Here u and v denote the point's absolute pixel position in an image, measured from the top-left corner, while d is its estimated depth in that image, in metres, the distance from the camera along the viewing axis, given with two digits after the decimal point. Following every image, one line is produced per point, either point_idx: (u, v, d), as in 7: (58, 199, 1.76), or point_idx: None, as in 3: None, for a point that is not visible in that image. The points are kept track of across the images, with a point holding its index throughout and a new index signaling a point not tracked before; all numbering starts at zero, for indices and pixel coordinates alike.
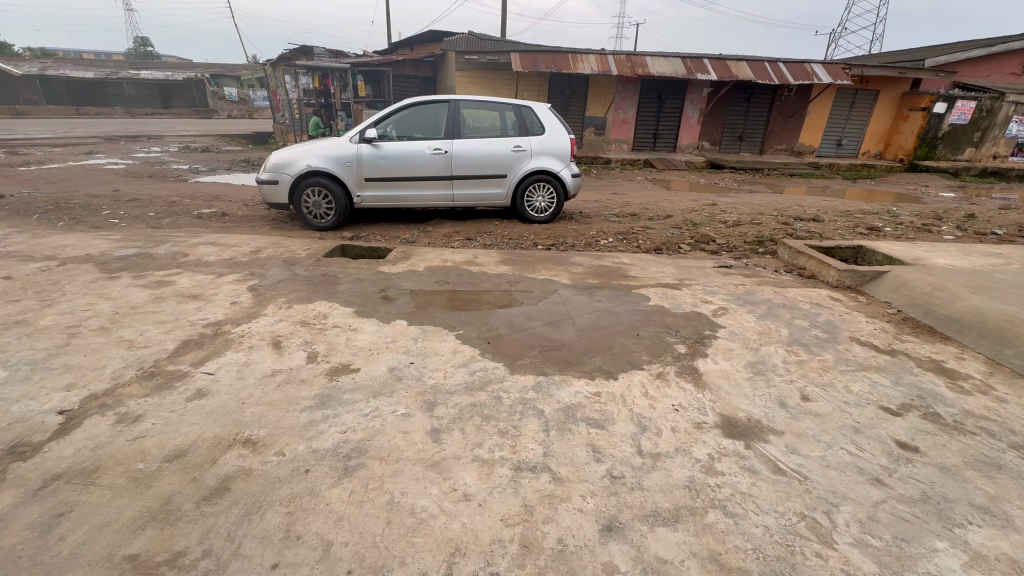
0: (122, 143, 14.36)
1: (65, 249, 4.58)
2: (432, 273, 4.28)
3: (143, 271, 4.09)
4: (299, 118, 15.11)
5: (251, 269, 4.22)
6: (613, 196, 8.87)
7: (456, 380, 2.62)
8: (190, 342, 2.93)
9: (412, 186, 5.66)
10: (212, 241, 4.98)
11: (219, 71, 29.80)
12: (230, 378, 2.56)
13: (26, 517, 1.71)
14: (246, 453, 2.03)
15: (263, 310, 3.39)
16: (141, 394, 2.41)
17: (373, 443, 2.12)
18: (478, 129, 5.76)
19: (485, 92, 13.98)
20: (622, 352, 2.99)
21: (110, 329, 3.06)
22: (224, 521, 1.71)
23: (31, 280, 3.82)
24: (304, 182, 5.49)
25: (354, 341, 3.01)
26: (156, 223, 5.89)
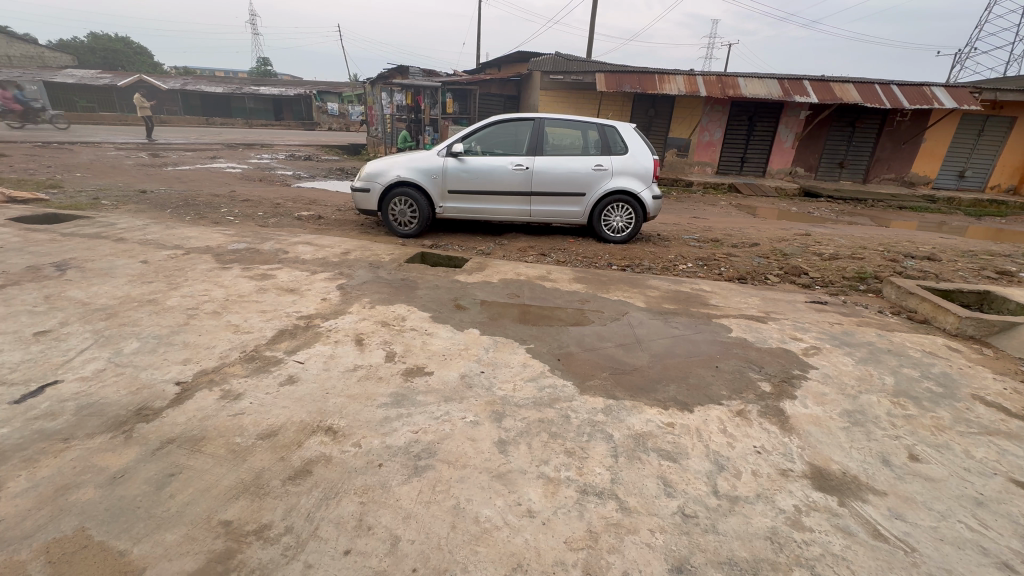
0: (240, 150, 16.21)
1: (190, 240, 5.23)
2: (505, 285, 4.36)
3: (250, 264, 4.55)
4: (390, 132, 16.14)
5: (340, 268, 4.55)
6: (695, 220, 8.54)
7: (525, 394, 2.63)
8: (286, 332, 3.20)
9: (491, 200, 5.83)
10: (308, 241, 5.44)
11: (325, 88, 33.19)
12: (317, 368, 2.76)
13: (145, 472, 1.94)
14: (328, 440, 2.17)
15: (348, 308, 3.63)
16: (242, 374, 2.67)
17: (442, 446, 2.18)
18: (559, 147, 5.83)
19: (567, 111, 14.15)
20: (698, 383, 2.84)
21: (220, 313, 3.43)
22: (305, 502, 1.83)
23: (162, 265, 4.39)
24: (393, 192, 5.84)
25: (429, 345, 3.13)
26: (263, 222, 6.55)
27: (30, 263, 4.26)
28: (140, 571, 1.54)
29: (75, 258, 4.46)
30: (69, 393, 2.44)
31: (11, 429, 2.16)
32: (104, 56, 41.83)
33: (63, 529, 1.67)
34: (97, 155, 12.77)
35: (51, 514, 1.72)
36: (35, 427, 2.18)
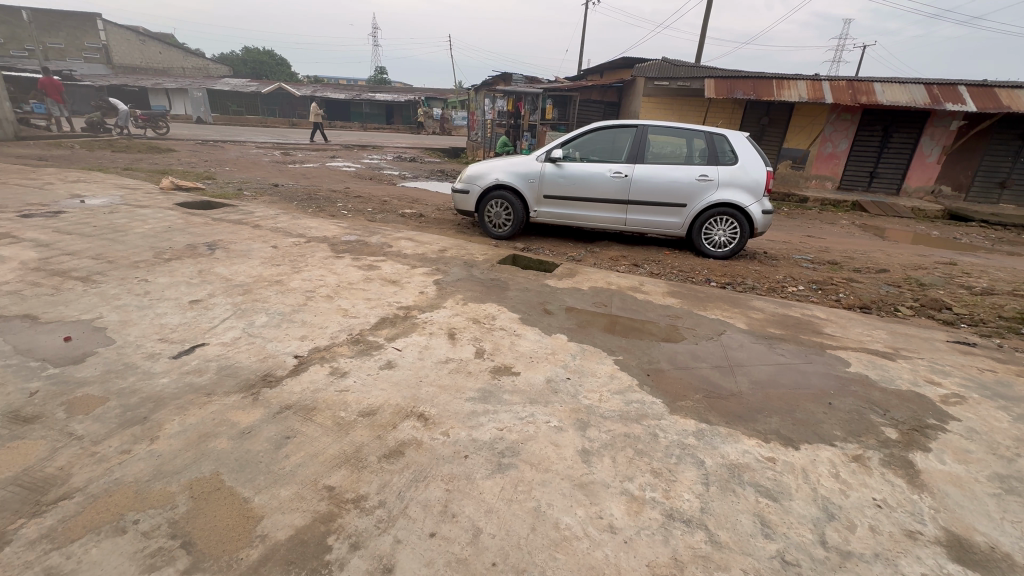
0: (356, 151, 17.79)
1: (311, 230, 5.83)
2: (595, 293, 4.30)
3: (359, 255, 4.96)
4: (490, 136, 16.67)
5: (437, 264, 4.79)
6: (809, 239, 7.76)
7: (611, 407, 2.57)
8: (386, 320, 3.44)
9: (586, 207, 5.78)
10: (410, 237, 5.81)
11: (433, 95, 35.47)
12: (412, 356, 2.93)
13: (266, 432, 2.19)
14: (419, 426, 2.29)
15: (443, 303, 3.81)
16: (348, 355, 2.92)
17: (526, 447, 2.20)
18: (662, 155, 5.62)
19: (670, 119, 13.63)
20: (806, 419, 2.57)
21: (333, 298, 3.78)
22: (397, 480, 1.96)
23: (289, 251, 4.95)
24: (490, 194, 6.02)
25: (517, 346, 3.18)
26: (372, 217, 7.13)
27: (189, 242, 5.03)
28: (259, 518, 1.74)
29: (222, 240, 5.18)
30: (213, 355, 2.84)
31: (169, 380, 2.56)
32: (253, 67, 48.52)
33: (202, 471, 1.94)
34: (242, 152, 14.74)
35: (195, 456, 2.02)
36: (186, 380, 2.57)
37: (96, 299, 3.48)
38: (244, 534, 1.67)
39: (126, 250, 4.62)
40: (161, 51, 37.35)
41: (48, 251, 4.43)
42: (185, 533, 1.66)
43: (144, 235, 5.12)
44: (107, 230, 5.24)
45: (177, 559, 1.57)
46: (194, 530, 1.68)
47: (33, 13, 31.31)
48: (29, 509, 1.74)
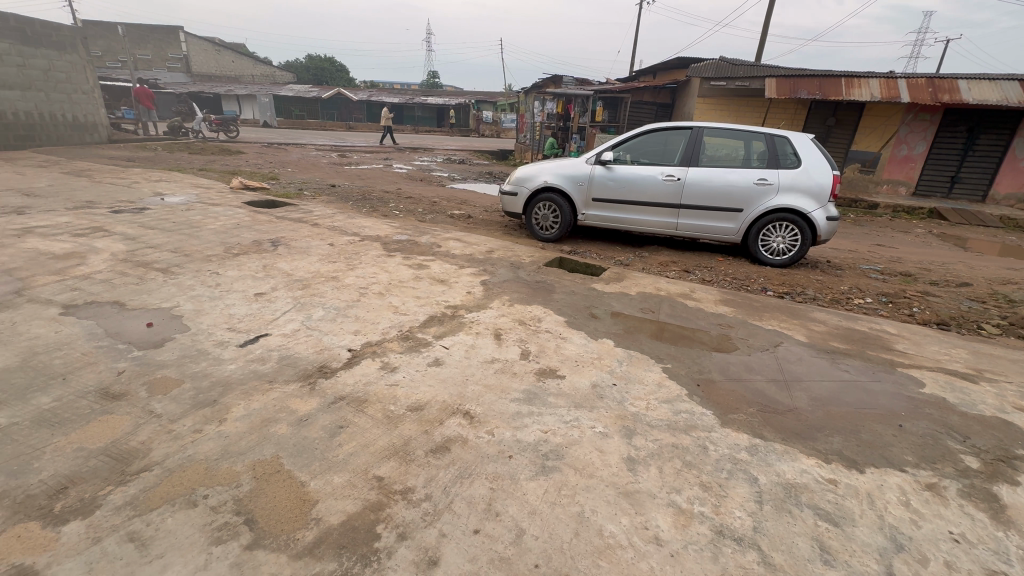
0: (408, 153, 18.33)
1: (365, 229, 6.07)
2: (643, 299, 4.21)
3: (410, 254, 5.11)
4: (538, 138, 16.70)
5: (484, 265, 4.86)
6: (878, 248, 7.24)
7: (658, 415, 2.51)
8: (435, 318, 3.52)
9: (636, 210, 5.67)
10: (459, 238, 5.92)
11: (483, 98, 36.17)
12: (459, 355, 2.99)
13: (322, 420, 2.31)
14: (465, 423, 2.33)
15: (490, 303, 3.86)
16: (398, 350, 3.02)
17: (570, 451, 2.19)
18: (718, 158, 5.43)
19: (726, 120, 13.13)
20: (873, 441, 2.40)
21: (384, 295, 3.91)
22: (444, 475, 2.00)
23: (344, 248, 5.17)
24: (538, 196, 6.03)
25: (563, 349, 3.17)
26: (422, 217, 7.32)
27: (255, 238, 5.36)
28: (314, 502, 1.83)
29: (284, 236, 5.49)
30: (274, 345, 3.02)
31: (235, 366, 2.75)
32: (314, 73, 51.19)
33: (264, 453, 2.07)
34: (303, 154, 15.56)
35: (258, 439, 2.16)
36: (250, 368, 2.74)
37: (174, 289, 3.78)
38: (300, 516, 1.77)
39: (199, 244, 4.99)
40: (234, 60, 40.14)
41: (134, 244, 4.86)
42: (248, 510, 1.78)
43: (215, 231, 5.51)
44: (184, 226, 5.68)
45: (241, 534, 1.68)
46: (256, 508, 1.79)
47: (127, 27, 34.55)
48: (116, 477, 1.92)
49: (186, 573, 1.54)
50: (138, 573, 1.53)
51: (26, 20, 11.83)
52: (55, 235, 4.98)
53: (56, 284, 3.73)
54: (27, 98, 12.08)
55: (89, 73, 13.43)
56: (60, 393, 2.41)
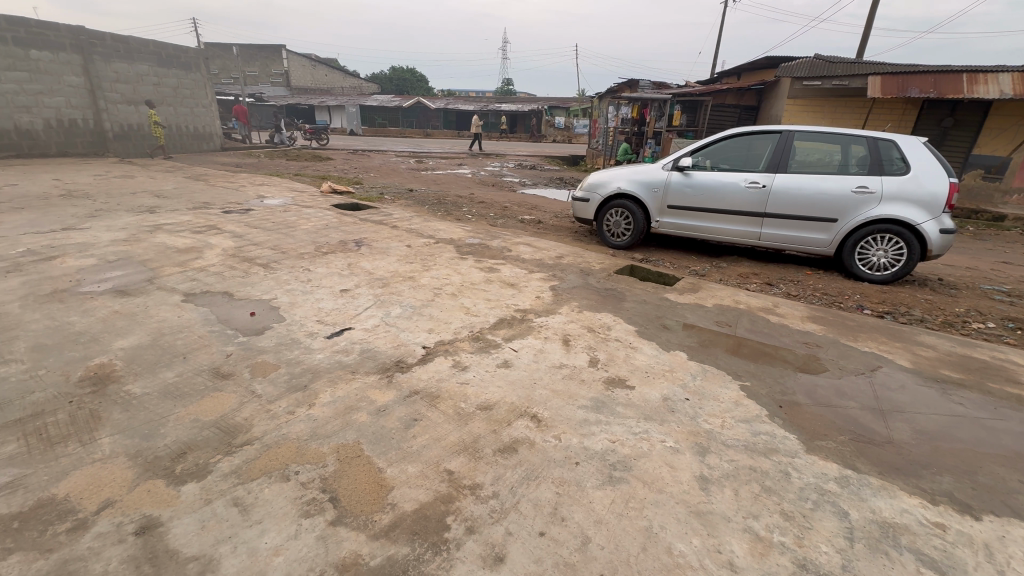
0: (481, 159, 18.85)
1: (440, 232, 6.33)
2: (720, 311, 4.01)
3: (481, 257, 5.25)
4: (611, 144, 16.45)
5: (554, 270, 4.87)
6: (1003, 266, 6.35)
7: (735, 435, 2.38)
8: (504, 321, 3.60)
9: (714, 218, 5.41)
10: (529, 243, 5.99)
11: (556, 104, 36.37)
12: (527, 358, 3.03)
13: (398, 412, 2.44)
14: (532, 426, 2.36)
15: (559, 309, 3.87)
16: (469, 350, 3.12)
17: (639, 463, 2.14)
18: (810, 163, 5.06)
19: (820, 122, 12.14)
20: (993, 485, 2.11)
21: (457, 296, 4.06)
22: (512, 475, 2.04)
23: (420, 250, 5.43)
24: (611, 203, 5.95)
25: (633, 359, 3.10)
26: (493, 222, 7.49)
27: (341, 238, 5.78)
28: (390, 488, 1.95)
29: (367, 237, 5.87)
30: (357, 338, 3.24)
31: (322, 356, 2.98)
32: (397, 84, 54.31)
33: (347, 438, 2.23)
34: (384, 160, 16.52)
35: (341, 424, 2.33)
36: (335, 358, 2.97)
37: (273, 283, 4.18)
38: (377, 500, 1.88)
39: (294, 243, 5.47)
40: (327, 74, 43.60)
41: (240, 241, 5.43)
42: (333, 489, 1.93)
43: (307, 231, 6.02)
44: (281, 225, 6.26)
45: (326, 510, 1.83)
46: (339, 488, 1.94)
47: (240, 47, 38.80)
48: (223, 447, 2.16)
49: (280, 540, 1.70)
50: (240, 535, 1.72)
51: (162, 45, 13.68)
52: (178, 231, 5.70)
53: (179, 274, 4.28)
54: (160, 112, 13.95)
55: (208, 89, 15.30)
56: (181, 369, 2.76)
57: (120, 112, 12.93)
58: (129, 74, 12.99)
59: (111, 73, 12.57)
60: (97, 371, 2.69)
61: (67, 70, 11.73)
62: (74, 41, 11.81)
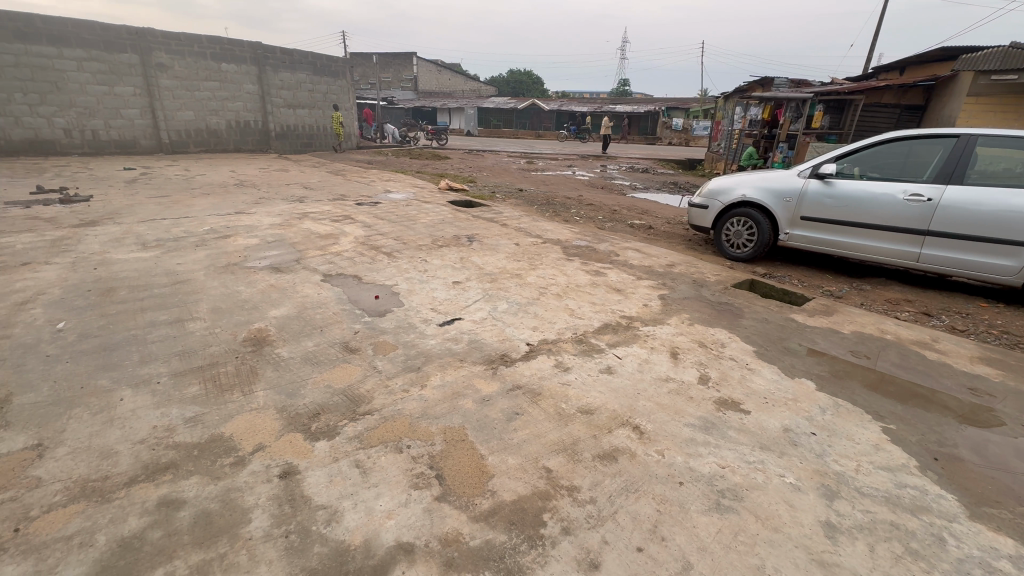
0: (591, 160, 18.67)
1: (547, 233, 6.40)
2: (859, 340, 3.53)
3: (588, 260, 5.21)
4: (736, 148, 15.26)
5: (664, 279, 4.66)
6: None
7: (872, 483, 2.08)
8: (609, 326, 3.53)
9: (860, 234, 4.75)
10: (638, 248, 5.79)
11: (674, 105, 34.86)
12: (632, 367, 2.94)
13: (501, 404, 2.53)
14: (634, 437, 2.29)
15: (667, 319, 3.69)
16: (572, 352, 3.12)
17: (751, 495, 1.97)
18: (995, 175, 4.22)
19: (1011, 125, 10.04)
20: None
21: (562, 297, 4.08)
22: (610, 484, 2.00)
23: (528, 249, 5.54)
24: (733, 211, 5.51)
25: (750, 382, 2.86)
26: (602, 225, 7.38)
27: (455, 233, 6.12)
28: (491, 475, 2.03)
29: (478, 234, 6.15)
30: (466, 329, 3.41)
31: (434, 342, 3.19)
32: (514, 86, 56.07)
33: (453, 422, 2.37)
34: (497, 160, 17.15)
35: (449, 408, 2.48)
36: (446, 345, 3.16)
37: (394, 271, 4.57)
38: (479, 484, 1.98)
39: (414, 235, 5.92)
40: (451, 78, 46.48)
41: (370, 231, 6.02)
42: (440, 468, 2.06)
43: (426, 225, 6.47)
44: (404, 218, 6.82)
45: (432, 486, 1.96)
46: (446, 467, 2.06)
47: (379, 56, 42.95)
48: (349, 413, 2.43)
49: (393, 505, 1.86)
50: (360, 494, 1.92)
51: (318, 56, 15.62)
52: (320, 219, 6.49)
53: (320, 257, 4.87)
54: (312, 114, 15.93)
55: (350, 93, 16.95)
56: (319, 340, 3.14)
57: (282, 115, 15.08)
58: (291, 82, 15.09)
59: (277, 81, 14.71)
60: (256, 334, 3.18)
61: (246, 79, 13.99)
62: (253, 55, 14.04)
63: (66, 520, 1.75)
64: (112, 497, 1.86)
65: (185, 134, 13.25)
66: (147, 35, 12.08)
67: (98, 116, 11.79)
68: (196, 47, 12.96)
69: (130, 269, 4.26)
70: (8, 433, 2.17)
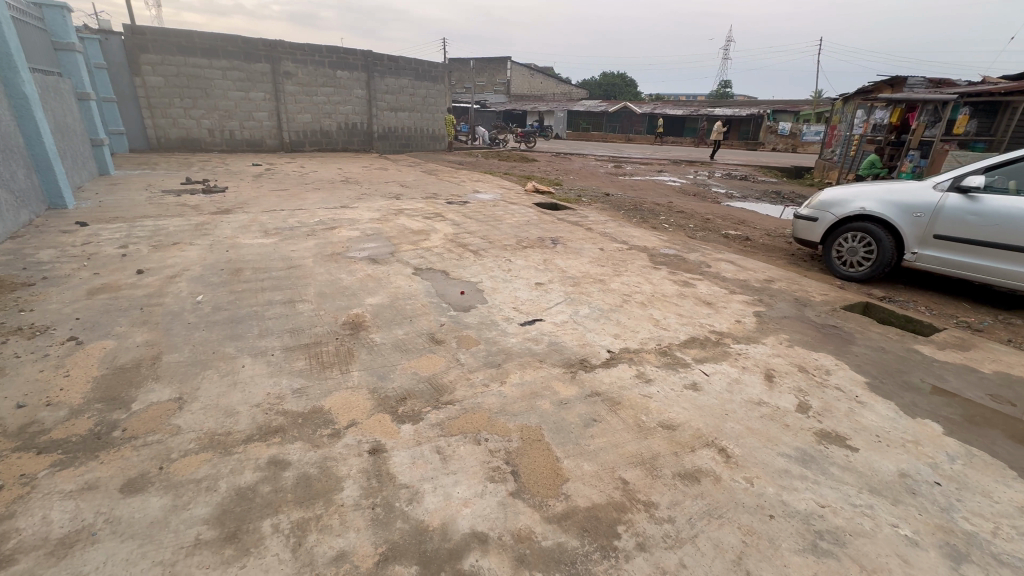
0: (684, 166, 17.84)
1: (634, 239, 6.22)
2: (1002, 381, 3.02)
3: (676, 269, 4.99)
4: (854, 156, 13.75)
5: (761, 295, 4.33)
6: None
7: (1014, 550, 1.77)
8: (696, 340, 3.35)
9: (1010, 258, 4.08)
10: (733, 261, 5.44)
11: (782, 107, 32.26)
12: (720, 386, 2.77)
13: (578, 409, 2.51)
14: (719, 460, 2.16)
15: (763, 339, 3.43)
16: (655, 363, 3.00)
17: (856, 543, 1.77)
18: None
19: None
20: None
21: (646, 306, 3.95)
22: (691, 505, 1.91)
23: (613, 255, 5.43)
24: (847, 225, 4.96)
25: (859, 415, 2.56)
26: (692, 234, 7.03)
27: (540, 235, 6.17)
28: (565, 478, 2.03)
29: (563, 237, 6.14)
30: (547, 330, 3.43)
31: (515, 341, 3.25)
32: (606, 89, 55.19)
33: (530, 421, 2.39)
34: (585, 163, 17.00)
35: (527, 407, 2.51)
36: (526, 345, 3.20)
37: (480, 269, 4.71)
38: (553, 486, 1.98)
39: (499, 235, 6.06)
40: (543, 81, 46.93)
41: (458, 229, 6.26)
42: (515, 464, 2.09)
43: (512, 225, 6.59)
44: (490, 218, 7.01)
45: (508, 481, 2.00)
46: (521, 464, 2.09)
47: (476, 61, 44.54)
48: (433, 401, 2.55)
49: (469, 494, 1.93)
50: (440, 479, 2.01)
51: (420, 62, 16.55)
52: (414, 216, 6.87)
53: (412, 251, 5.17)
54: (412, 117, 16.92)
55: (447, 97, 17.73)
56: (408, 329, 3.34)
57: (385, 117, 16.19)
58: (395, 87, 16.15)
59: (383, 86, 15.82)
60: (354, 319, 3.46)
61: (356, 85, 15.23)
62: (364, 62, 15.24)
63: (197, 465, 2.03)
64: (233, 451, 2.12)
65: (303, 134, 14.74)
66: (278, 46, 13.61)
67: (235, 119, 13.49)
68: (317, 57, 14.35)
69: (254, 253, 4.82)
70: (158, 385, 2.57)
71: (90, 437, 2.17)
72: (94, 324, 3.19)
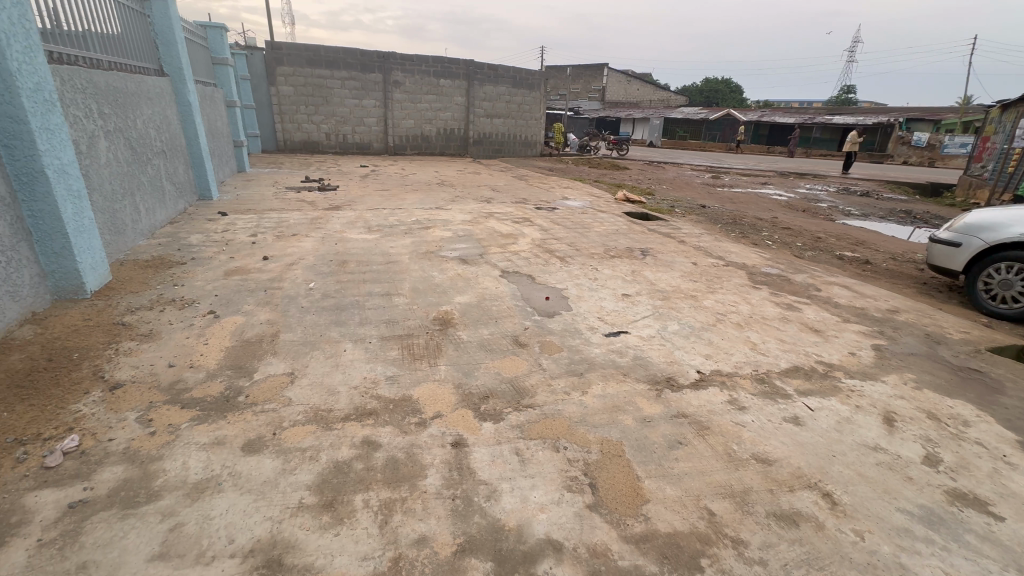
0: (792, 178, 16.41)
1: (731, 255, 5.84)
2: None
3: (779, 290, 4.60)
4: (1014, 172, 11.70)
5: (881, 326, 3.85)
6: None
7: None
8: (800, 370, 3.06)
9: None
10: (848, 285, 4.88)
11: (918, 116, 28.45)
12: (827, 423, 2.50)
13: (663, 429, 2.40)
14: (823, 505, 1.95)
15: (882, 375, 3.04)
16: (751, 390, 2.79)
17: None
18: None
19: None
20: None
21: (743, 327, 3.68)
22: (787, 550, 1.75)
23: (707, 270, 5.14)
24: (1001, 253, 4.23)
25: (1005, 477, 2.18)
26: (800, 253, 6.43)
27: (628, 245, 6.02)
28: (646, 499, 1.95)
29: (653, 248, 5.94)
30: (632, 343, 3.33)
31: (599, 351, 3.20)
32: (708, 95, 52.49)
33: (611, 435, 2.34)
34: (680, 173, 16.29)
35: (608, 421, 2.45)
36: (610, 356, 3.13)
37: (566, 276, 4.71)
38: (632, 505, 1.92)
39: (587, 242, 6.00)
40: (640, 88, 45.76)
41: (546, 234, 6.31)
42: (594, 477, 2.06)
43: (600, 234, 6.50)
44: (578, 225, 6.97)
45: (585, 493, 1.97)
46: (600, 478, 2.05)
47: (572, 68, 44.63)
48: (514, 403, 2.59)
49: (546, 500, 1.93)
50: (518, 481, 2.03)
51: (518, 71, 16.97)
52: (503, 220, 7.04)
53: (500, 254, 5.29)
54: (506, 123, 17.38)
55: (542, 104, 17.98)
56: (493, 330, 3.43)
57: (482, 123, 16.79)
58: (493, 94, 16.70)
59: (482, 93, 16.44)
60: (444, 315, 3.62)
61: (457, 93, 15.99)
62: (466, 71, 15.96)
63: (304, 435, 2.25)
64: (333, 427, 2.32)
65: (406, 139, 15.76)
66: (391, 58, 14.74)
67: (349, 124, 14.79)
68: (424, 66, 15.30)
69: (358, 247, 5.25)
70: (275, 360, 2.89)
71: (221, 398, 2.49)
72: (228, 301, 3.66)
